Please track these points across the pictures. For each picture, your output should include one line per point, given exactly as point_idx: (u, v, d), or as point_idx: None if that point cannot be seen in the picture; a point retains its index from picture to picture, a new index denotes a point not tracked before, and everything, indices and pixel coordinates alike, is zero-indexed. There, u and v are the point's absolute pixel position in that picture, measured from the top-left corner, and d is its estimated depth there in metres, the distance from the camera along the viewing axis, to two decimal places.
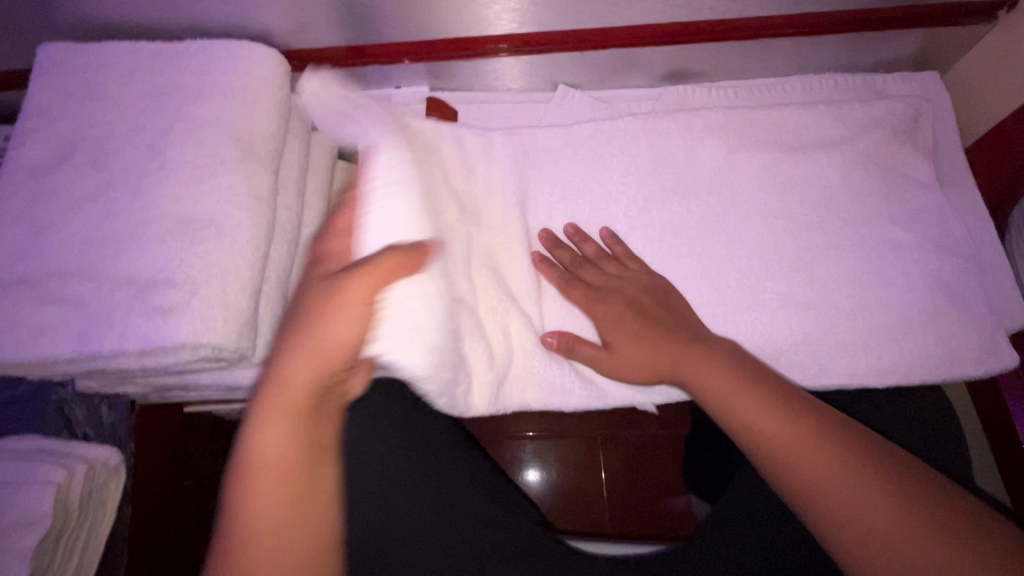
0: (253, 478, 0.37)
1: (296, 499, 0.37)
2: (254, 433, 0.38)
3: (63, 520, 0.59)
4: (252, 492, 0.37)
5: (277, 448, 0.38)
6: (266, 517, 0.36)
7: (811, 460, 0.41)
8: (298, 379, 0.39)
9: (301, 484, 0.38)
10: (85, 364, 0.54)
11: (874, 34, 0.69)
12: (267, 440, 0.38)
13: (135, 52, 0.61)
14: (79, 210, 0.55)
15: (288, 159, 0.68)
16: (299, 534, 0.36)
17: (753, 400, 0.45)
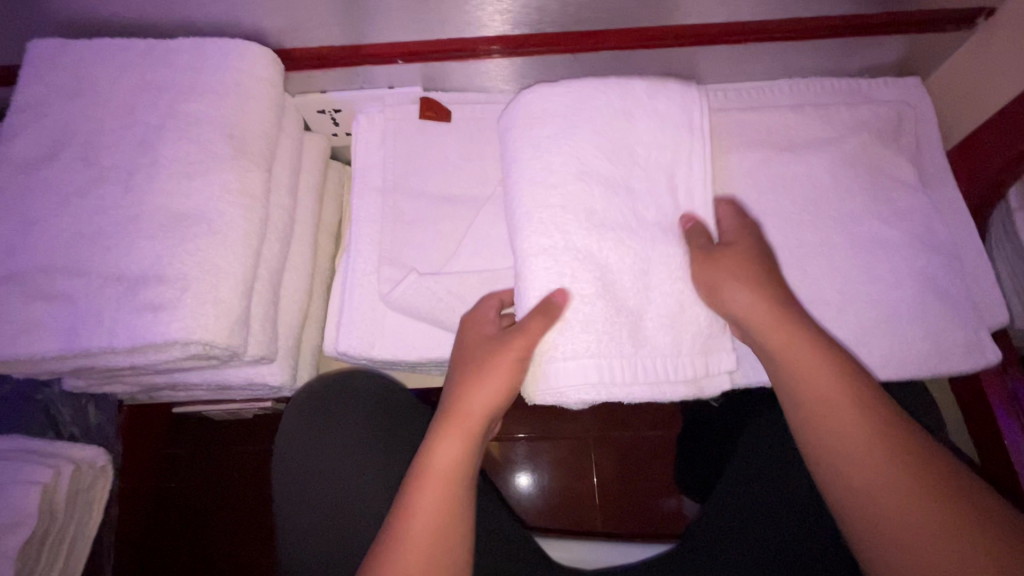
0: (424, 479, 0.50)
1: (445, 511, 0.49)
2: (435, 446, 0.52)
3: (48, 521, 0.58)
4: (405, 518, 0.49)
5: (441, 469, 0.51)
6: (422, 529, 0.48)
7: (878, 475, 0.46)
8: (479, 405, 0.53)
9: (448, 501, 0.50)
10: (73, 361, 0.54)
11: (861, 39, 0.70)
12: (445, 450, 0.52)
13: (126, 49, 0.60)
14: (69, 205, 0.55)
15: (282, 158, 0.68)
16: (449, 527, 0.49)
17: (449, 441, 0.52)
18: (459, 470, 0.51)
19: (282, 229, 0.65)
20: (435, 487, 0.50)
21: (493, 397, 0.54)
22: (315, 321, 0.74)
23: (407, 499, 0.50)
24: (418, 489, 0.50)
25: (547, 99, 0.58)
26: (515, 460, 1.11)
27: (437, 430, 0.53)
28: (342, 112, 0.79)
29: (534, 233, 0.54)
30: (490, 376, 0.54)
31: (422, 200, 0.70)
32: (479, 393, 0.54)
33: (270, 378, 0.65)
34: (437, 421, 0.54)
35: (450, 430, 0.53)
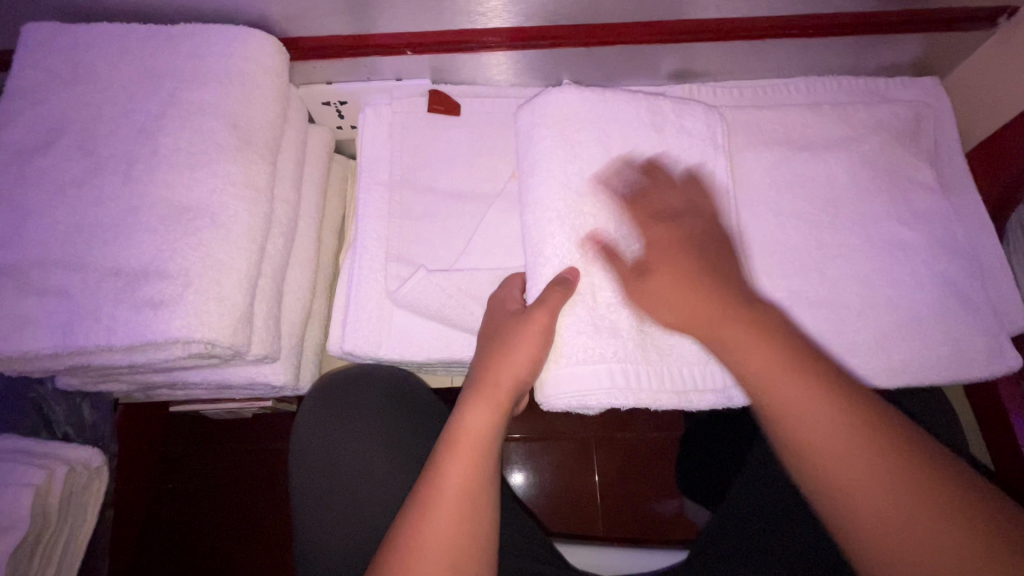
0: (454, 450, 0.47)
1: (470, 495, 0.45)
2: (465, 415, 0.49)
3: (40, 525, 0.56)
4: (433, 487, 0.45)
5: (471, 440, 0.48)
6: (453, 497, 0.45)
7: (877, 493, 0.38)
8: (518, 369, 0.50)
9: (479, 470, 0.46)
10: (69, 359, 0.51)
11: (880, 37, 0.69)
12: (474, 421, 0.49)
13: (125, 34, 0.58)
14: (65, 196, 0.53)
15: (286, 150, 0.66)
16: (480, 498, 0.46)
17: (481, 408, 0.49)
18: (491, 439, 0.48)
19: (286, 225, 0.63)
20: (466, 456, 0.47)
21: (523, 365, 0.50)
22: (318, 320, 0.72)
23: (433, 468, 0.46)
24: (447, 457, 0.47)
25: (580, 108, 0.57)
26: (516, 461, 1.09)
27: (469, 400, 0.50)
28: (348, 104, 0.77)
29: (561, 238, 0.53)
30: (526, 341, 0.50)
31: (430, 196, 0.68)
32: (514, 356, 0.50)
33: (272, 378, 0.63)
34: (468, 390, 0.51)
35: (483, 401, 0.49)
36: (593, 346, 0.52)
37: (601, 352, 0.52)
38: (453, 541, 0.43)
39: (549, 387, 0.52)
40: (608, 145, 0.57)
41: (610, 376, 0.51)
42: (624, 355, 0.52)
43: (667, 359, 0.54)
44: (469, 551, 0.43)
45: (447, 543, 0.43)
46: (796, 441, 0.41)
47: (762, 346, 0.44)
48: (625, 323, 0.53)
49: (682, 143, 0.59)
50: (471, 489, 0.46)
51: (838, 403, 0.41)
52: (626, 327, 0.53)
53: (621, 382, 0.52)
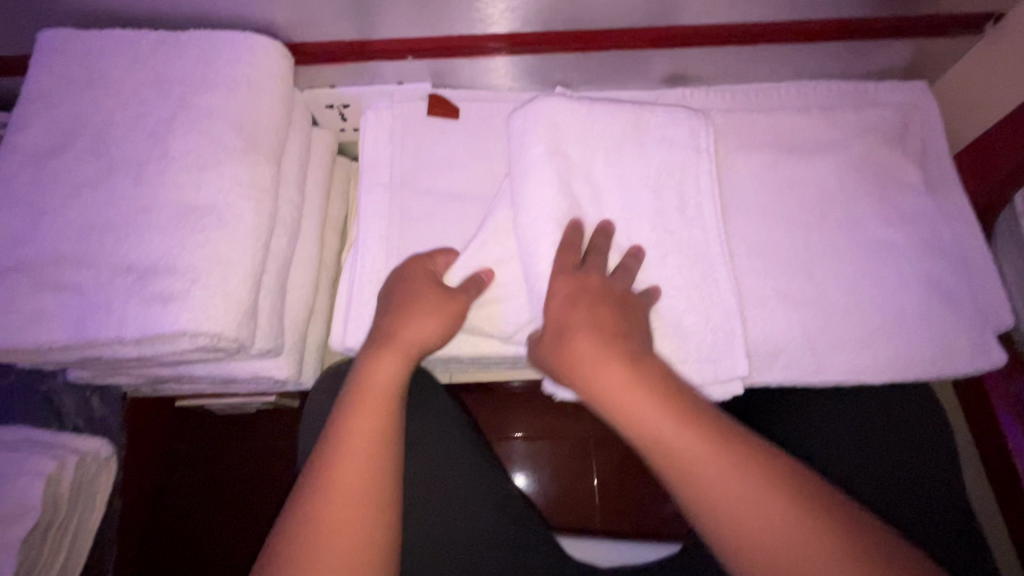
0: (360, 400, 0.50)
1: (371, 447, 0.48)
2: (372, 365, 0.53)
3: (51, 512, 0.58)
4: (335, 443, 0.48)
5: (366, 413, 0.49)
6: (354, 447, 0.47)
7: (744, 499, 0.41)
8: (419, 334, 0.56)
9: (380, 420, 0.49)
10: (81, 351, 0.53)
11: (869, 43, 0.70)
12: (381, 370, 0.53)
13: (137, 41, 0.60)
14: (79, 196, 0.55)
15: (290, 152, 0.68)
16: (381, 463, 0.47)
17: (381, 368, 0.53)
18: (392, 396, 0.51)
19: (288, 225, 0.65)
20: (362, 429, 0.48)
21: (429, 330, 0.56)
22: (320, 317, 0.74)
23: (332, 435, 0.48)
24: (349, 411, 0.50)
25: (570, 114, 0.61)
26: (516, 459, 1.11)
27: (368, 351, 0.54)
28: (351, 107, 0.79)
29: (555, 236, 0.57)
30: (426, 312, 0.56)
31: (430, 197, 0.70)
32: (418, 322, 0.56)
33: (276, 372, 0.65)
34: (371, 347, 0.55)
35: (384, 351, 0.54)
36: None
37: None
38: (357, 496, 0.45)
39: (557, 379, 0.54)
40: (590, 153, 0.61)
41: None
42: None
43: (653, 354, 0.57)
44: (374, 500, 0.45)
45: (351, 500, 0.44)
46: (668, 468, 0.44)
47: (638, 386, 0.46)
48: None
49: (660, 151, 0.62)
50: (367, 438, 0.48)
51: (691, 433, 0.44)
52: None
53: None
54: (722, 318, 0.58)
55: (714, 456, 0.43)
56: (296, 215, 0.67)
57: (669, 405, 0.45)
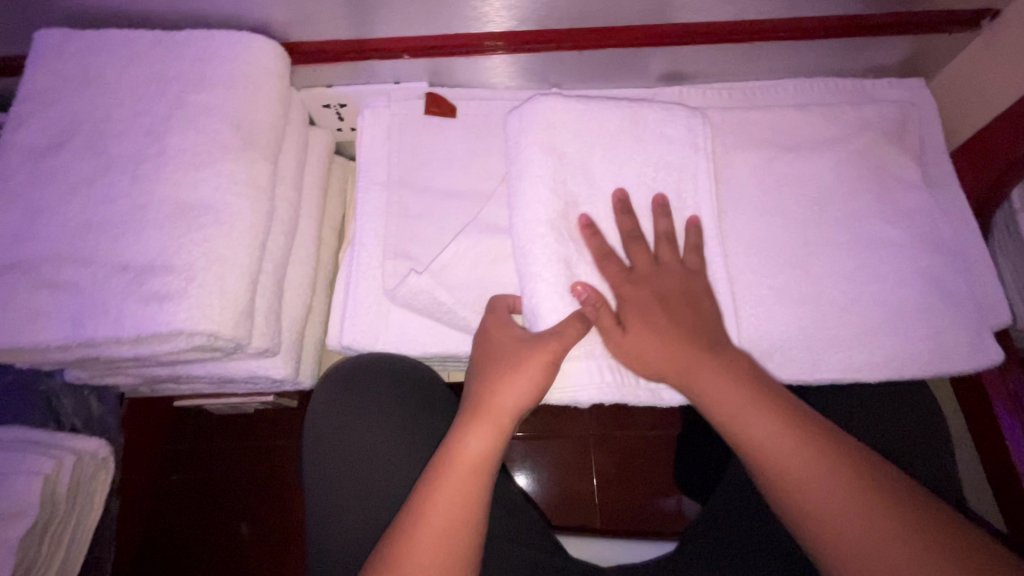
0: (446, 475, 0.50)
1: (457, 529, 0.48)
2: (461, 441, 0.51)
3: (48, 512, 0.58)
4: (417, 518, 0.48)
5: (469, 463, 0.50)
6: (437, 528, 0.47)
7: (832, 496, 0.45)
8: (511, 400, 0.52)
9: (465, 499, 0.49)
10: (78, 351, 0.53)
11: (867, 40, 0.70)
12: (474, 448, 0.51)
13: (133, 39, 0.60)
14: (76, 194, 0.55)
15: (288, 151, 0.68)
16: (470, 518, 0.49)
17: (479, 436, 0.51)
18: (481, 473, 0.50)
19: (285, 224, 0.64)
20: (458, 481, 0.49)
21: (526, 398, 0.52)
22: (318, 317, 0.74)
23: (430, 486, 0.49)
24: (437, 488, 0.49)
25: (568, 110, 0.60)
26: (516, 458, 1.11)
27: (460, 424, 0.52)
28: (348, 106, 0.79)
29: (550, 243, 0.56)
30: (519, 371, 0.53)
31: (427, 196, 0.70)
32: (512, 390, 0.53)
33: (274, 371, 0.65)
34: (463, 418, 0.53)
35: (473, 425, 0.52)
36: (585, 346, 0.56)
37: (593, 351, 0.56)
38: (444, 545, 0.47)
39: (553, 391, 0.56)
40: (588, 149, 0.60)
41: (600, 372, 0.56)
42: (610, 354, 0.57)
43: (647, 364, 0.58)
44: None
45: (436, 553, 0.47)
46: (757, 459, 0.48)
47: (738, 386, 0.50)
48: None
49: (661, 146, 0.62)
50: (449, 506, 0.48)
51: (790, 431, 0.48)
52: None
53: (610, 378, 0.56)
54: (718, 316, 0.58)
55: (816, 450, 0.46)
56: (293, 214, 0.67)
57: (772, 407, 0.49)
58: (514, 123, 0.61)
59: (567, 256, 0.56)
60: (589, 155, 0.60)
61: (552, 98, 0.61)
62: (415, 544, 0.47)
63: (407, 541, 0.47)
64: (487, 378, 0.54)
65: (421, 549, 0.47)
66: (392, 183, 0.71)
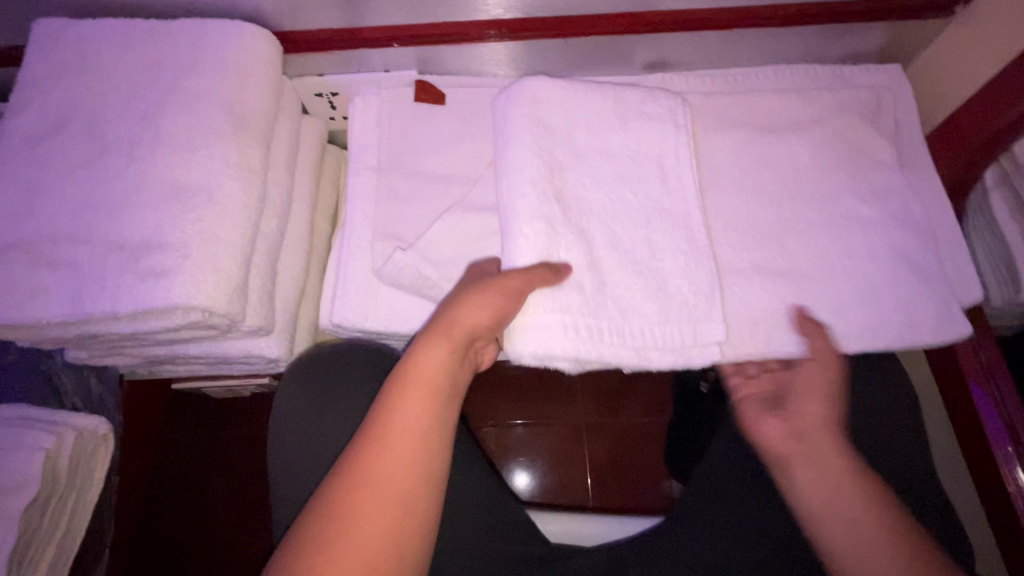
0: (413, 385, 0.50)
1: (423, 434, 0.48)
2: (423, 354, 0.51)
3: (49, 485, 0.60)
4: (383, 422, 0.48)
5: (425, 376, 0.50)
6: (405, 432, 0.48)
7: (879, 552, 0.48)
8: (472, 319, 0.52)
9: (431, 408, 0.49)
10: (77, 327, 0.55)
11: (844, 27, 0.72)
12: (434, 361, 0.51)
13: (128, 28, 0.62)
14: (73, 176, 0.57)
15: (280, 137, 0.70)
16: (428, 429, 0.49)
17: (435, 349, 0.51)
18: (442, 384, 0.51)
19: (277, 207, 0.66)
20: (415, 393, 0.50)
21: (487, 316, 0.52)
22: (311, 299, 0.76)
23: (389, 397, 0.49)
24: (401, 396, 0.49)
25: (555, 94, 0.62)
26: (509, 444, 1.13)
27: (424, 338, 0.52)
28: (339, 95, 0.81)
29: (531, 201, 0.57)
30: (484, 295, 0.52)
31: (416, 179, 0.72)
32: (471, 308, 0.52)
33: (267, 350, 0.67)
34: (424, 332, 0.53)
35: (438, 340, 0.51)
36: (558, 302, 0.55)
37: (568, 306, 0.55)
38: (414, 444, 0.48)
39: (523, 345, 0.54)
40: (572, 126, 0.62)
41: (572, 328, 0.55)
42: (585, 311, 0.56)
43: (636, 323, 0.57)
44: (411, 485, 0.46)
45: (399, 461, 0.47)
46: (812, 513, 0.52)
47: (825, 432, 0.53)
48: (589, 283, 0.57)
49: (644, 126, 0.64)
50: (415, 415, 0.49)
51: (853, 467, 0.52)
52: (588, 291, 0.56)
53: (582, 334, 0.55)
54: (705, 279, 0.60)
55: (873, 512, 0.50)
56: (286, 198, 0.69)
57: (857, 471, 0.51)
58: (502, 100, 0.63)
59: (550, 216, 0.57)
60: (573, 134, 0.62)
61: (534, 78, 0.62)
62: (382, 446, 0.47)
63: (373, 445, 0.47)
64: (454, 302, 0.54)
65: (385, 458, 0.47)
66: (382, 167, 0.73)
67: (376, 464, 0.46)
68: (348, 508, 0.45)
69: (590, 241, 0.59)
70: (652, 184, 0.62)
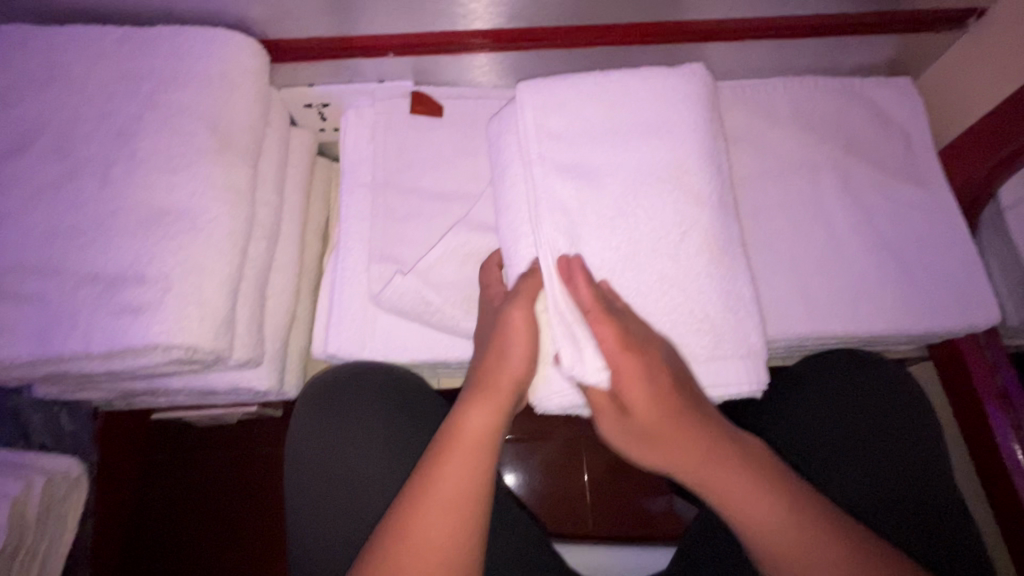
0: (460, 443, 0.48)
1: (472, 492, 0.46)
2: (467, 411, 0.49)
3: (17, 536, 0.55)
4: (430, 481, 0.46)
5: (469, 434, 0.48)
6: (452, 492, 0.45)
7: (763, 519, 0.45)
8: (511, 375, 0.51)
9: (480, 465, 0.47)
10: (46, 367, 0.51)
11: (857, 38, 0.70)
12: (477, 419, 0.49)
13: (101, 36, 0.57)
14: (41, 200, 0.52)
15: (268, 153, 0.65)
16: (483, 486, 0.47)
17: (478, 406, 0.49)
18: (489, 442, 0.48)
19: (266, 229, 0.62)
20: (464, 452, 0.48)
21: (524, 369, 0.51)
22: (303, 323, 0.72)
23: (434, 457, 0.47)
24: (448, 454, 0.47)
25: (571, 98, 0.57)
26: (506, 463, 1.09)
27: (466, 396, 0.50)
28: (331, 106, 0.76)
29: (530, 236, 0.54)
30: (515, 345, 0.51)
31: (414, 197, 0.68)
32: (511, 364, 0.51)
33: (257, 382, 0.63)
34: (467, 390, 0.51)
35: (482, 398, 0.50)
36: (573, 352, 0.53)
37: None
38: (463, 505, 0.45)
39: (543, 394, 0.53)
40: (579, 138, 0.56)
41: None
42: None
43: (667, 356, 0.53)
44: (461, 545, 0.44)
45: (449, 526, 0.44)
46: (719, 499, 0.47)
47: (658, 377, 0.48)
48: None
49: None
50: (464, 473, 0.46)
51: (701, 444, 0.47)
52: None
53: None
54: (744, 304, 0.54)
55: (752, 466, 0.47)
56: (275, 219, 0.64)
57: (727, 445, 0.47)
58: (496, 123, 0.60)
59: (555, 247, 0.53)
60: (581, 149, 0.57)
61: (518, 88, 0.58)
62: (434, 506, 0.45)
63: (420, 504, 0.45)
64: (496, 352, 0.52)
65: (436, 518, 0.44)
66: (377, 183, 0.69)
67: (428, 525, 0.44)
68: (400, 568, 0.42)
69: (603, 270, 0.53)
70: None
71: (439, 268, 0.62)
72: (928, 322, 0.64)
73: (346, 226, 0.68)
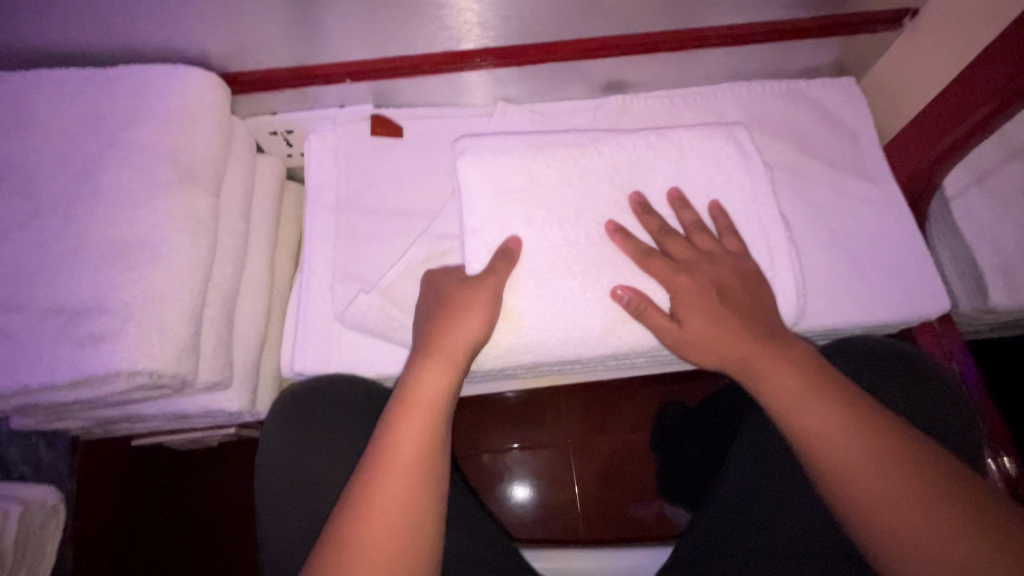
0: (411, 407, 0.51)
1: (420, 449, 0.49)
2: (419, 378, 0.53)
3: None
4: (383, 450, 0.49)
5: (424, 397, 0.52)
6: (404, 455, 0.49)
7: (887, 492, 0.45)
8: (463, 337, 0.55)
9: (428, 431, 0.50)
10: (16, 399, 0.52)
11: (798, 42, 0.73)
12: (428, 383, 0.53)
13: (64, 79, 0.60)
14: (7, 238, 0.54)
15: (231, 181, 0.67)
16: (435, 451, 0.50)
17: (431, 372, 0.53)
18: (439, 402, 0.52)
19: (230, 255, 0.64)
20: (416, 415, 0.51)
21: (478, 331, 0.55)
22: (275, 344, 0.74)
23: (389, 423, 0.51)
24: (401, 418, 0.51)
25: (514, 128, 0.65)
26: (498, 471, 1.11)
27: (417, 364, 0.54)
28: (295, 132, 0.79)
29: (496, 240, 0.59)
30: (472, 303, 0.56)
31: (376, 217, 0.70)
32: (464, 326, 0.55)
33: (227, 405, 0.64)
34: (416, 358, 0.55)
35: (435, 361, 0.54)
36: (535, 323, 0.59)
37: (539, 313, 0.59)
38: (412, 470, 0.48)
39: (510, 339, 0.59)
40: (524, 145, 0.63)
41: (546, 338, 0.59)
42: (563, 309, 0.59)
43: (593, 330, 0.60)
44: (410, 506, 0.47)
45: (404, 487, 0.47)
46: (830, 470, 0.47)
47: (778, 361, 0.53)
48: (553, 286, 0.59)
49: (617, 153, 0.63)
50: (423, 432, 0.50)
51: (873, 438, 0.47)
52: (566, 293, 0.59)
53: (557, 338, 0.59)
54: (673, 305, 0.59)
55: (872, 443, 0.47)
56: (241, 244, 0.66)
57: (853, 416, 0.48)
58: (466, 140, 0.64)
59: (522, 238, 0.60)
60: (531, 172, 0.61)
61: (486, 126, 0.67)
62: (393, 463, 0.48)
63: (385, 469, 0.48)
64: (448, 319, 0.56)
65: (384, 490, 0.47)
66: (340, 206, 0.71)
67: (385, 484, 0.47)
68: (357, 536, 0.45)
69: (554, 254, 0.60)
70: (618, 211, 0.62)
71: (398, 288, 0.64)
72: (881, 313, 0.66)
73: (310, 247, 0.69)
